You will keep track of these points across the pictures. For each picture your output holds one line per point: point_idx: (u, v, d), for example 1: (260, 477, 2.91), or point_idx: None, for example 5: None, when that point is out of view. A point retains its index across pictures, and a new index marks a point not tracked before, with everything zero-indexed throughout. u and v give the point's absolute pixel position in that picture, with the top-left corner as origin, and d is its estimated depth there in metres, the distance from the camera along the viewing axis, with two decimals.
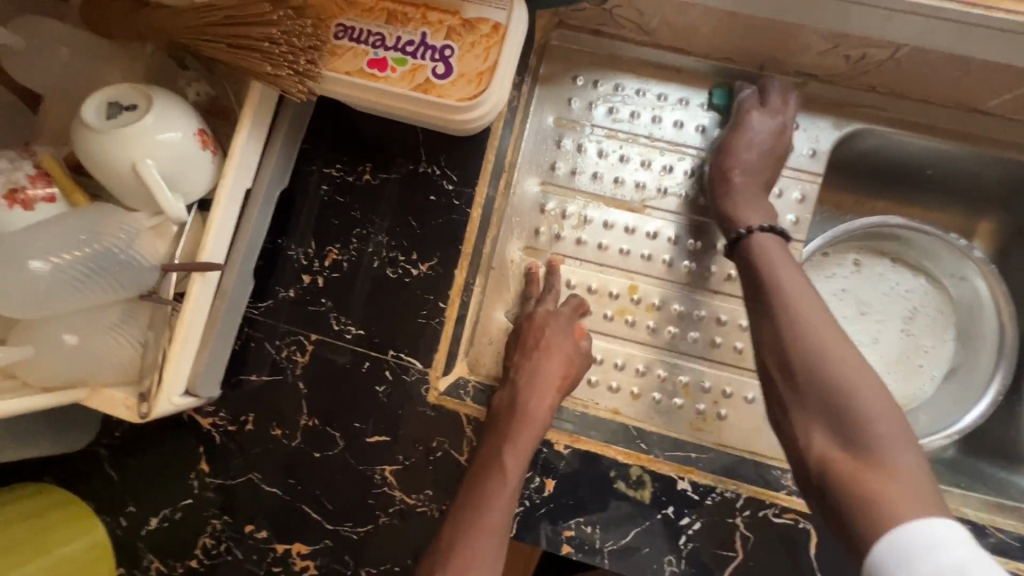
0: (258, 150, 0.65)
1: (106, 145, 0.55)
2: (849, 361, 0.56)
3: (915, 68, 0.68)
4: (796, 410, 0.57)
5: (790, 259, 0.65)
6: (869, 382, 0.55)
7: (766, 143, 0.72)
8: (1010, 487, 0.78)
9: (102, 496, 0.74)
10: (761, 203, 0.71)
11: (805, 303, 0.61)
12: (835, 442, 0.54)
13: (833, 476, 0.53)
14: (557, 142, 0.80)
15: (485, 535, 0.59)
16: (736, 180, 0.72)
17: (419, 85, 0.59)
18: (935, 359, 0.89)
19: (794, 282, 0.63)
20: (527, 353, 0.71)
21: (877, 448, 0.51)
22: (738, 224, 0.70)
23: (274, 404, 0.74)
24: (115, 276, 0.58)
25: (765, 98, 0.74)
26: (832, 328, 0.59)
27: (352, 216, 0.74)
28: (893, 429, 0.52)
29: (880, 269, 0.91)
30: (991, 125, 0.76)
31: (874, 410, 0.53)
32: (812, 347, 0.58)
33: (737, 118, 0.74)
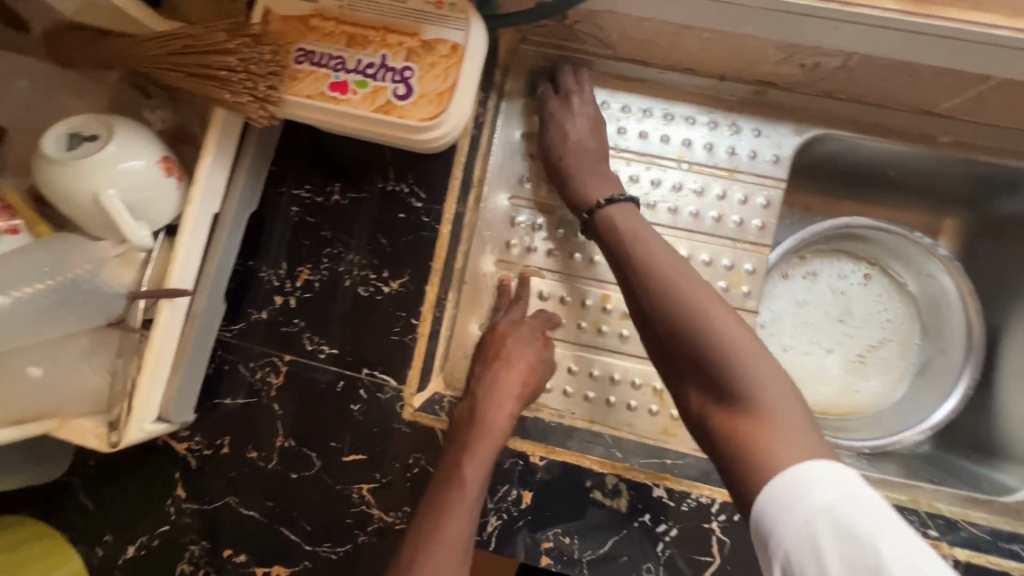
0: (224, 175, 0.65)
1: (67, 176, 0.55)
2: (711, 314, 0.57)
3: (867, 74, 0.70)
4: (676, 375, 0.59)
5: (642, 227, 0.67)
6: (729, 329, 0.56)
7: (564, 128, 0.75)
8: (983, 481, 0.80)
9: (77, 527, 0.73)
10: (598, 182, 0.73)
11: (666, 267, 0.62)
12: (712, 401, 0.55)
13: (717, 432, 0.54)
14: (525, 156, 0.81)
15: (446, 549, 0.60)
16: (568, 165, 0.74)
17: (381, 107, 0.60)
18: (904, 356, 0.91)
19: (655, 250, 0.64)
20: (490, 364, 0.72)
21: (749, 395, 0.52)
22: (585, 205, 0.73)
23: (249, 426, 0.74)
24: (81, 306, 0.58)
25: (560, 87, 0.78)
26: (695, 285, 0.60)
27: (323, 236, 0.75)
28: (745, 367, 0.53)
29: (846, 268, 0.93)
30: (948, 127, 0.78)
31: (741, 358, 0.54)
32: (671, 311, 0.58)
33: (543, 110, 0.78)
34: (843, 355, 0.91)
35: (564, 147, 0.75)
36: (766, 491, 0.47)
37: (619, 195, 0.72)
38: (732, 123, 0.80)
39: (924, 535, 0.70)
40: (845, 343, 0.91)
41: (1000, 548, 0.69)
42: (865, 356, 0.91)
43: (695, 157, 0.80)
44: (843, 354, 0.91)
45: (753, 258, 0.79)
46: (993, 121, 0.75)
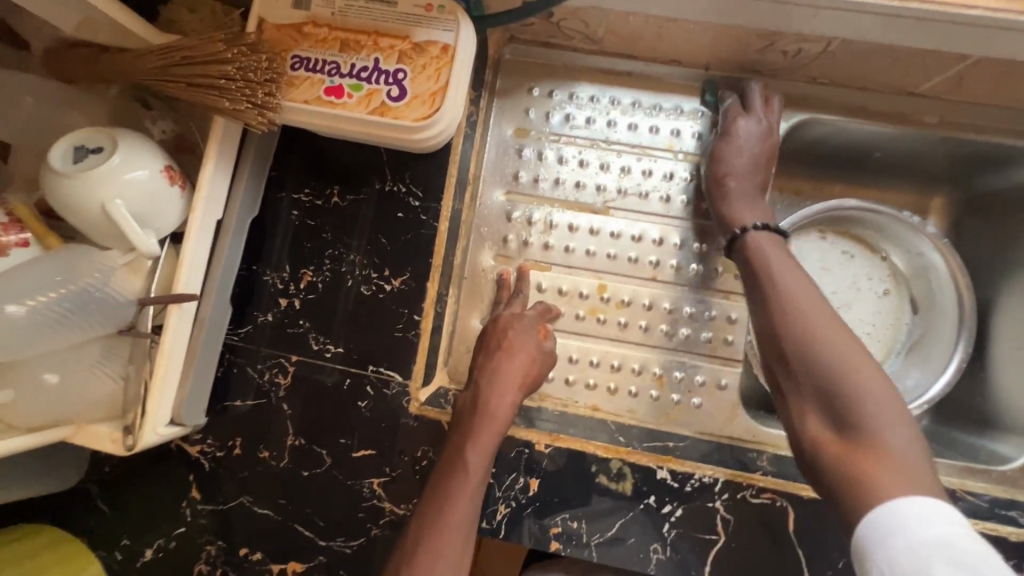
0: (226, 181, 0.67)
1: (75, 188, 0.57)
2: (843, 347, 0.58)
3: (850, 59, 0.72)
4: (794, 396, 0.60)
5: (789, 257, 0.68)
6: (865, 365, 0.57)
7: (754, 146, 0.75)
8: (981, 451, 0.81)
9: (95, 532, 0.75)
10: (755, 205, 0.74)
11: (800, 297, 0.63)
12: (832, 429, 0.56)
13: (827, 457, 0.55)
14: (518, 152, 0.83)
15: (450, 531, 0.62)
16: (730, 185, 0.75)
17: (375, 109, 0.62)
18: (895, 333, 0.93)
19: (794, 281, 0.65)
20: (492, 355, 0.73)
21: (869, 429, 0.53)
22: (733, 224, 0.74)
23: (260, 426, 0.75)
24: (93, 314, 0.59)
25: (747, 102, 0.76)
26: (828, 317, 0.61)
27: (323, 238, 0.76)
28: (882, 411, 0.54)
29: (833, 247, 0.95)
30: (931, 106, 0.79)
31: (870, 392, 0.55)
32: (807, 338, 0.60)
33: (725, 124, 0.76)
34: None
35: (733, 167, 0.75)
36: (873, 513, 0.48)
37: (771, 224, 0.72)
38: None
39: None
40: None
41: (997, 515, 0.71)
42: (857, 334, 0.93)
43: (683, 146, 0.82)
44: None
45: None
46: (975, 99, 0.77)
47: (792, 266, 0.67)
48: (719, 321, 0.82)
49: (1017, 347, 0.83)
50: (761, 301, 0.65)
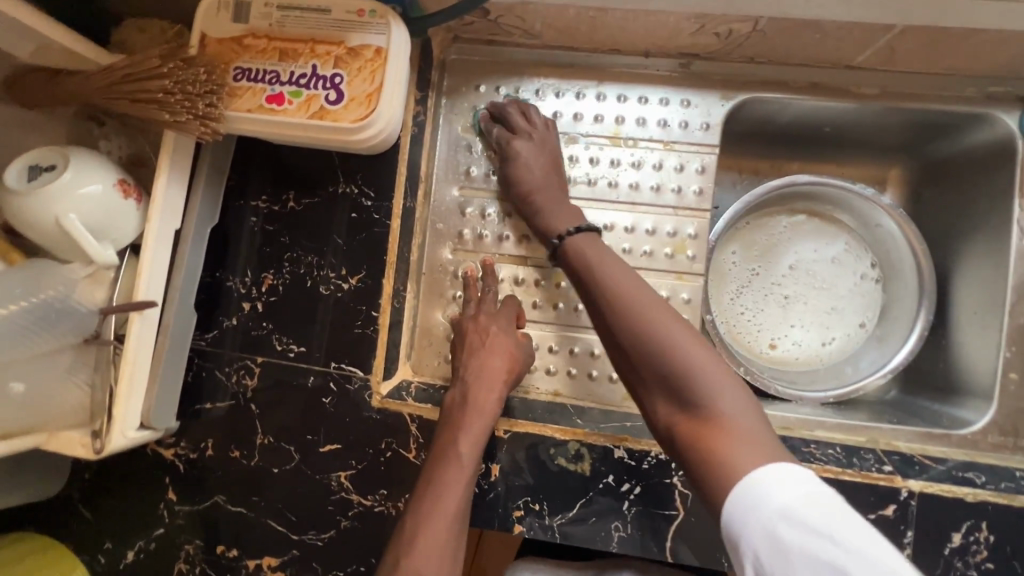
0: (181, 191, 0.70)
1: (30, 205, 0.60)
2: (673, 329, 0.59)
3: (780, 37, 0.74)
4: (642, 387, 0.61)
5: (607, 253, 0.69)
6: (690, 340, 0.58)
7: (538, 158, 0.78)
8: (944, 417, 0.81)
9: (79, 536, 0.78)
10: (565, 210, 0.75)
11: (629, 291, 0.63)
12: (678, 410, 0.57)
13: (682, 440, 0.56)
14: (469, 149, 0.84)
15: (445, 519, 0.64)
16: (538, 200, 0.77)
17: (315, 113, 0.64)
18: (800, 339, 0.93)
19: (616, 273, 0.66)
20: (476, 353, 0.75)
21: (709, 405, 0.55)
22: (552, 235, 0.74)
23: (229, 427, 0.78)
24: (57, 324, 0.63)
25: (510, 123, 0.81)
26: (654, 304, 0.62)
27: (283, 242, 0.79)
28: (716, 384, 0.55)
29: (792, 226, 0.96)
30: (870, 78, 0.80)
31: (702, 365, 0.56)
32: (640, 331, 0.60)
33: (506, 148, 0.80)
34: (774, 307, 0.94)
35: (532, 180, 0.77)
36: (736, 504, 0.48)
37: (581, 224, 0.73)
38: (662, 97, 0.83)
39: (879, 472, 0.72)
40: (778, 296, 0.94)
41: (954, 476, 0.72)
42: (797, 316, 0.94)
43: (629, 133, 0.83)
44: (761, 306, 0.94)
45: (694, 224, 0.82)
46: (911, 68, 0.78)
47: (613, 259, 0.68)
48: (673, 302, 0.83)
49: (973, 311, 0.83)
50: (597, 300, 0.65)
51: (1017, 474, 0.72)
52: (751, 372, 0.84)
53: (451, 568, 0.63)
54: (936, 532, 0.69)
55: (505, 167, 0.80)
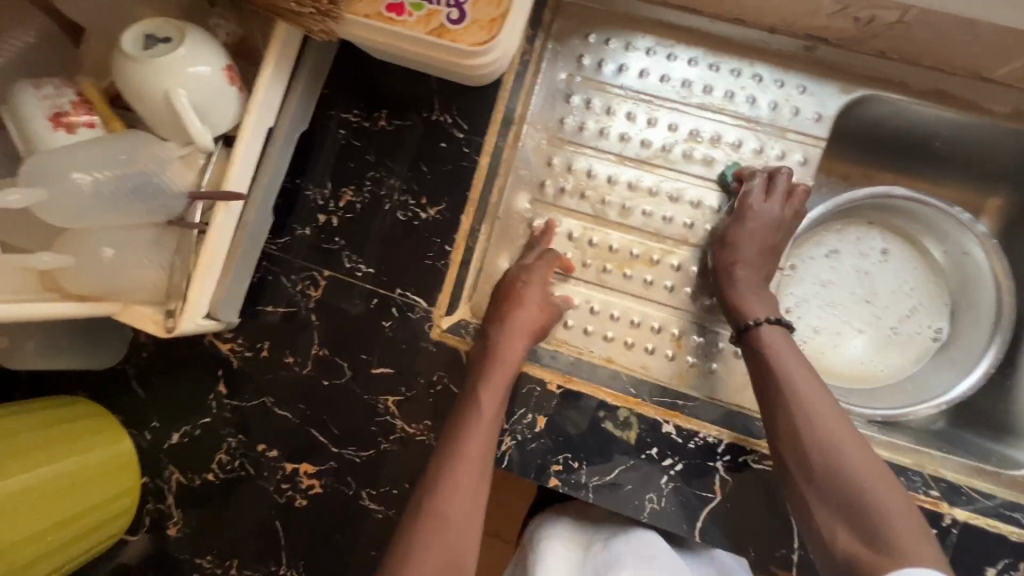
0: (280, 89, 0.69)
1: (143, 74, 0.60)
2: (854, 448, 0.59)
3: (924, 33, 0.69)
4: (817, 503, 0.59)
5: (798, 355, 0.67)
6: (866, 457, 0.59)
7: (765, 234, 0.74)
8: (994, 455, 0.80)
9: (129, 410, 0.81)
10: (766, 297, 0.73)
11: (820, 404, 0.62)
12: (857, 535, 0.56)
13: (860, 570, 0.54)
14: (567, 98, 0.82)
15: (469, 465, 0.65)
16: (740, 273, 0.73)
17: (434, 30, 0.62)
18: (863, 257, 0.93)
19: (807, 384, 0.64)
20: (504, 306, 0.75)
21: (894, 538, 0.54)
22: (744, 316, 0.71)
23: (286, 333, 0.79)
24: (147, 199, 0.62)
25: (770, 189, 0.75)
26: (848, 430, 0.61)
27: (367, 159, 0.78)
28: (906, 520, 0.55)
29: (880, 241, 0.93)
30: (1003, 95, 0.75)
31: (882, 493, 0.57)
32: (826, 433, 0.60)
33: (740, 207, 0.75)
34: (853, 306, 0.92)
35: (744, 257, 0.74)
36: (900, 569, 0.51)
37: (783, 319, 0.70)
38: (777, 78, 0.79)
39: (925, 495, 0.72)
40: (861, 290, 0.92)
41: (999, 513, 0.71)
42: (855, 324, 0.92)
43: (736, 109, 0.79)
44: (861, 252, 0.93)
45: None
46: None
47: (805, 367, 0.66)
48: None
49: None
50: (782, 413, 0.63)
51: None
52: None
53: (474, 510, 0.64)
54: (969, 562, 0.69)
55: (732, 226, 0.75)
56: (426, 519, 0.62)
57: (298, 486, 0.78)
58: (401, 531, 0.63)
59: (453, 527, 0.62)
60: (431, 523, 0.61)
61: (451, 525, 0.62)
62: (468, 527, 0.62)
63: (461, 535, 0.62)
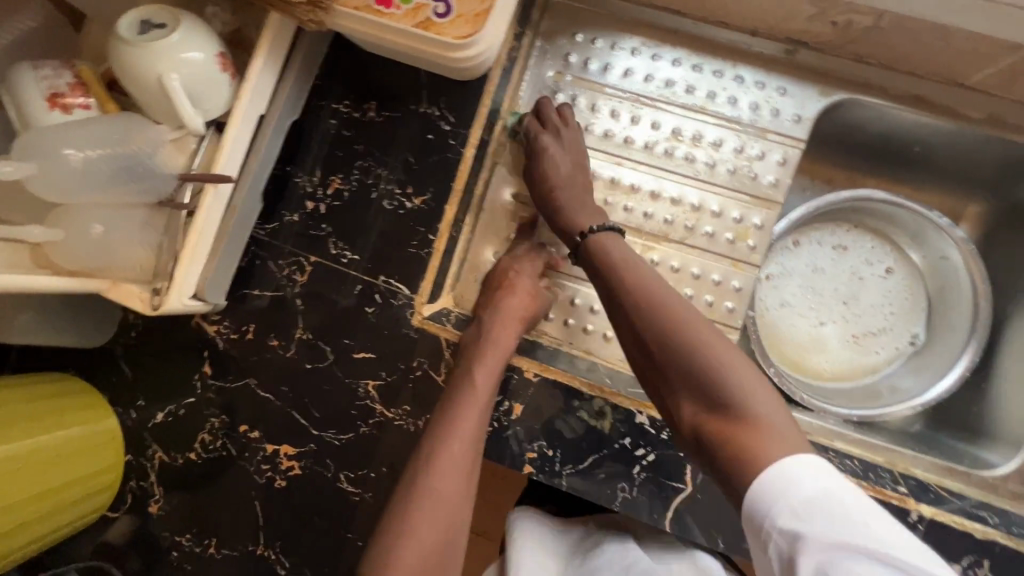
0: (273, 78, 0.71)
1: (138, 58, 0.62)
2: (694, 323, 0.60)
3: (899, 37, 0.70)
4: (669, 390, 0.60)
5: (627, 252, 0.68)
6: (707, 331, 0.60)
7: (568, 159, 0.77)
8: (965, 456, 0.82)
9: (116, 389, 0.83)
10: (592, 212, 0.75)
11: (657, 290, 0.63)
12: (706, 410, 0.57)
13: (711, 441, 0.56)
14: (553, 95, 0.84)
15: (461, 443, 0.66)
16: (560, 197, 0.75)
17: (420, 23, 0.65)
18: (841, 253, 0.94)
19: (641, 276, 0.65)
20: (495, 293, 0.77)
21: (739, 403, 0.55)
22: (573, 232, 0.74)
23: (272, 316, 0.81)
24: (137, 179, 0.64)
25: (544, 119, 0.80)
26: (686, 308, 0.62)
27: (356, 149, 0.80)
28: (746, 380, 0.56)
29: (864, 244, 0.94)
30: (979, 101, 0.77)
31: (726, 362, 0.57)
32: (667, 320, 0.61)
33: (534, 142, 0.78)
34: (834, 306, 0.92)
35: (556, 177, 0.76)
36: (755, 483, 0.51)
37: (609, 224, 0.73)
38: (758, 80, 0.81)
39: (892, 491, 0.73)
40: (843, 291, 0.93)
41: (967, 512, 0.72)
42: (834, 324, 0.92)
43: (717, 109, 0.81)
44: (845, 252, 0.94)
45: (761, 214, 0.81)
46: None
47: (636, 262, 0.68)
48: (722, 288, 0.80)
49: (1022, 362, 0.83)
50: (624, 314, 0.64)
51: None
52: (781, 375, 0.84)
53: (466, 489, 0.66)
54: None
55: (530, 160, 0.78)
56: (422, 494, 0.64)
57: (277, 467, 0.80)
58: (393, 510, 0.64)
59: (446, 504, 0.64)
60: (423, 497, 0.63)
61: (443, 502, 0.64)
62: (460, 505, 0.65)
63: (453, 513, 0.64)
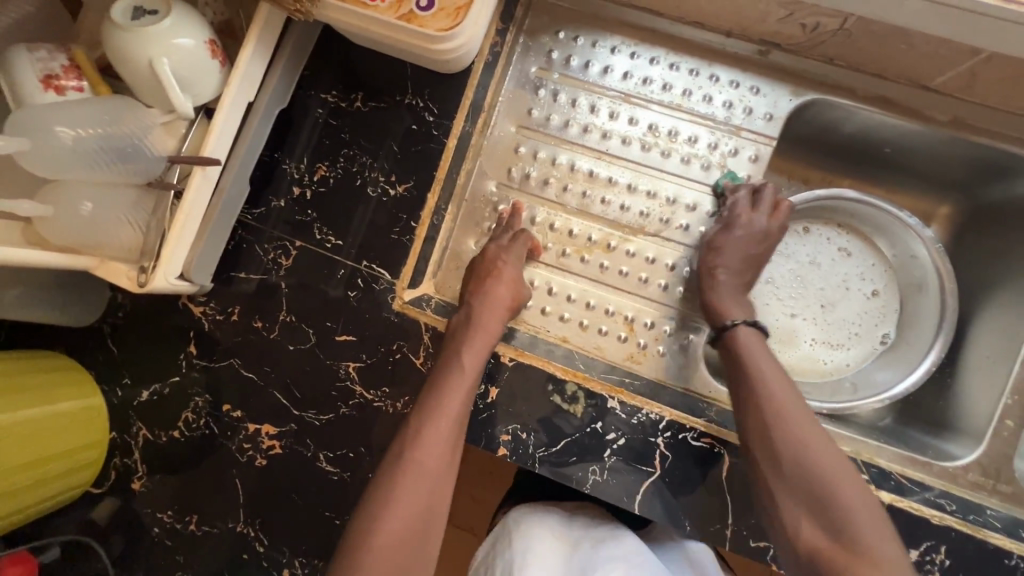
0: (262, 66, 0.73)
1: (130, 43, 0.64)
2: (821, 447, 0.63)
3: (865, 40, 0.73)
4: (787, 502, 0.62)
5: (773, 358, 0.71)
6: (834, 457, 0.63)
7: (751, 247, 0.79)
8: (929, 448, 0.83)
9: (103, 367, 0.85)
10: (744, 301, 0.77)
11: (791, 405, 0.66)
12: (826, 534, 0.59)
13: (827, 567, 0.57)
14: (535, 90, 0.86)
15: (446, 420, 0.68)
16: (720, 279, 0.78)
17: (403, 15, 0.67)
18: (834, 257, 0.96)
19: (781, 384, 0.68)
20: (482, 280, 0.78)
21: (861, 536, 0.57)
22: (721, 318, 0.76)
23: (256, 298, 0.83)
24: (127, 160, 0.66)
25: (755, 201, 0.80)
26: (819, 430, 0.65)
27: (342, 137, 0.82)
28: (870, 516, 0.59)
29: (844, 247, 0.97)
30: (945, 103, 0.80)
31: (848, 491, 0.60)
32: (800, 440, 0.63)
33: (727, 220, 0.80)
34: (810, 303, 0.95)
35: (728, 265, 0.78)
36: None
37: (756, 322, 0.75)
38: (733, 79, 0.84)
39: None
40: (824, 293, 0.95)
41: (926, 500, 0.74)
42: (806, 320, 0.95)
43: (692, 107, 0.85)
44: (835, 258, 0.96)
45: None
46: (987, 100, 0.78)
47: (778, 370, 0.70)
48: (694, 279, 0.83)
49: (985, 357, 0.85)
50: (759, 416, 0.66)
51: (987, 512, 0.74)
52: None
53: (449, 464, 0.68)
54: None
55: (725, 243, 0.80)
56: (407, 469, 0.65)
57: (258, 447, 0.81)
58: (379, 483, 0.66)
59: (430, 476, 0.66)
60: (409, 470, 0.65)
61: (427, 477, 0.66)
62: (442, 481, 0.67)
63: (435, 487, 0.66)
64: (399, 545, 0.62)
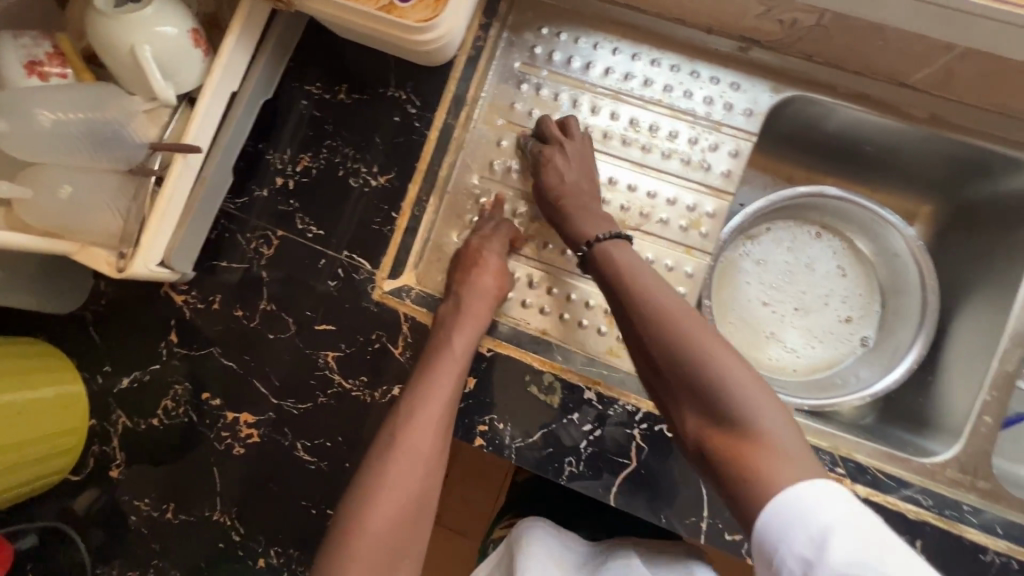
0: (245, 56, 0.74)
1: (112, 30, 0.65)
2: (691, 334, 0.60)
3: (843, 35, 0.74)
4: (674, 404, 0.61)
5: (633, 262, 0.69)
6: (707, 340, 0.59)
7: (578, 167, 0.80)
8: (907, 444, 0.83)
9: (84, 354, 0.85)
10: (597, 217, 0.76)
11: (657, 304, 0.63)
12: (710, 423, 0.58)
13: (718, 455, 0.57)
14: (518, 84, 0.87)
15: (436, 405, 0.68)
16: (568, 206, 0.78)
17: (383, 7, 0.68)
18: (824, 266, 0.97)
19: (649, 287, 0.66)
20: (469, 269, 0.79)
21: (745, 417, 0.55)
22: (580, 242, 0.75)
23: (237, 288, 0.83)
24: (108, 146, 0.67)
25: (545, 135, 0.83)
26: (687, 315, 0.62)
27: (325, 129, 0.83)
28: (750, 392, 0.56)
29: (829, 252, 0.97)
30: (923, 100, 0.80)
31: (724, 372, 0.57)
32: (669, 335, 0.60)
33: (545, 158, 0.81)
34: (787, 303, 0.95)
35: (564, 185, 0.79)
36: (759, 518, 0.51)
37: (615, 231, 0.74)
38: (714, 75, 0.85)
39: (831, 472, 0.75)
40: (803, 298, 0.95)
41: (902, 494, 0.74)
42: (778, 316, 0.95)
43: (672, 102, 0.85)
44: (823, 268, 0.97)
45: (715, 203, 0.84)
46: (964, 97, 0.78)
47: (642, 271, 0.68)
48: (674, 273, 0.83)
49: (965, 355, 0.85)
50: (631, 328, 0.65)
51: (963, 508, 0.74)
52: None
53: (439, 449, 0.68)
54: None
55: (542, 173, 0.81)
56: (399, 453, 0.66)
57: (237, 435, 0.81)
58: (370, 467, 0.66)
59: (421, 460, 0.67)
60: (401, 454, 0.66)
61: (419, 461, 0.66)
62: (433, 466, 0.68)
63: (427, 472, 0.67)
64: (393, 528, 0.63)
